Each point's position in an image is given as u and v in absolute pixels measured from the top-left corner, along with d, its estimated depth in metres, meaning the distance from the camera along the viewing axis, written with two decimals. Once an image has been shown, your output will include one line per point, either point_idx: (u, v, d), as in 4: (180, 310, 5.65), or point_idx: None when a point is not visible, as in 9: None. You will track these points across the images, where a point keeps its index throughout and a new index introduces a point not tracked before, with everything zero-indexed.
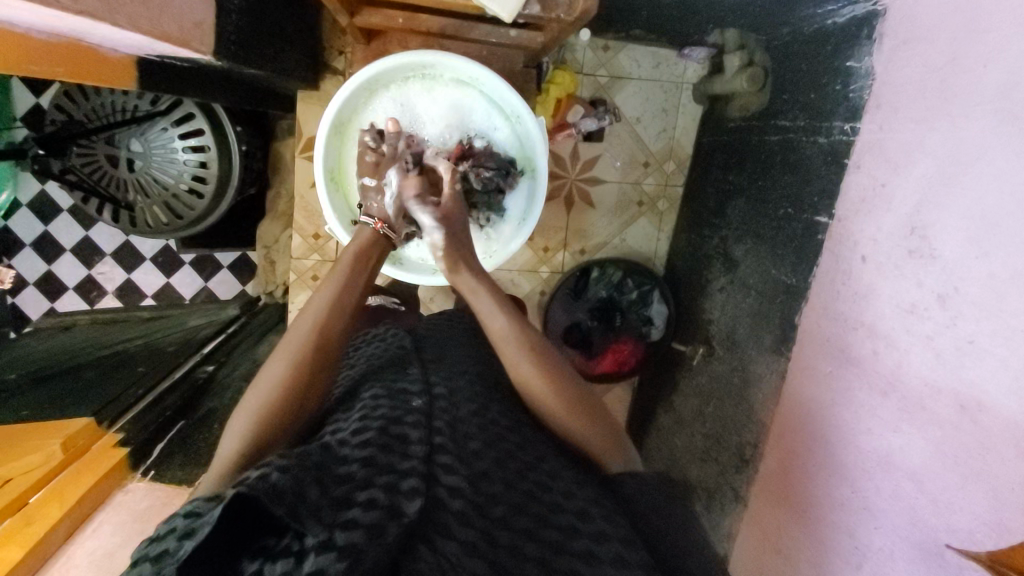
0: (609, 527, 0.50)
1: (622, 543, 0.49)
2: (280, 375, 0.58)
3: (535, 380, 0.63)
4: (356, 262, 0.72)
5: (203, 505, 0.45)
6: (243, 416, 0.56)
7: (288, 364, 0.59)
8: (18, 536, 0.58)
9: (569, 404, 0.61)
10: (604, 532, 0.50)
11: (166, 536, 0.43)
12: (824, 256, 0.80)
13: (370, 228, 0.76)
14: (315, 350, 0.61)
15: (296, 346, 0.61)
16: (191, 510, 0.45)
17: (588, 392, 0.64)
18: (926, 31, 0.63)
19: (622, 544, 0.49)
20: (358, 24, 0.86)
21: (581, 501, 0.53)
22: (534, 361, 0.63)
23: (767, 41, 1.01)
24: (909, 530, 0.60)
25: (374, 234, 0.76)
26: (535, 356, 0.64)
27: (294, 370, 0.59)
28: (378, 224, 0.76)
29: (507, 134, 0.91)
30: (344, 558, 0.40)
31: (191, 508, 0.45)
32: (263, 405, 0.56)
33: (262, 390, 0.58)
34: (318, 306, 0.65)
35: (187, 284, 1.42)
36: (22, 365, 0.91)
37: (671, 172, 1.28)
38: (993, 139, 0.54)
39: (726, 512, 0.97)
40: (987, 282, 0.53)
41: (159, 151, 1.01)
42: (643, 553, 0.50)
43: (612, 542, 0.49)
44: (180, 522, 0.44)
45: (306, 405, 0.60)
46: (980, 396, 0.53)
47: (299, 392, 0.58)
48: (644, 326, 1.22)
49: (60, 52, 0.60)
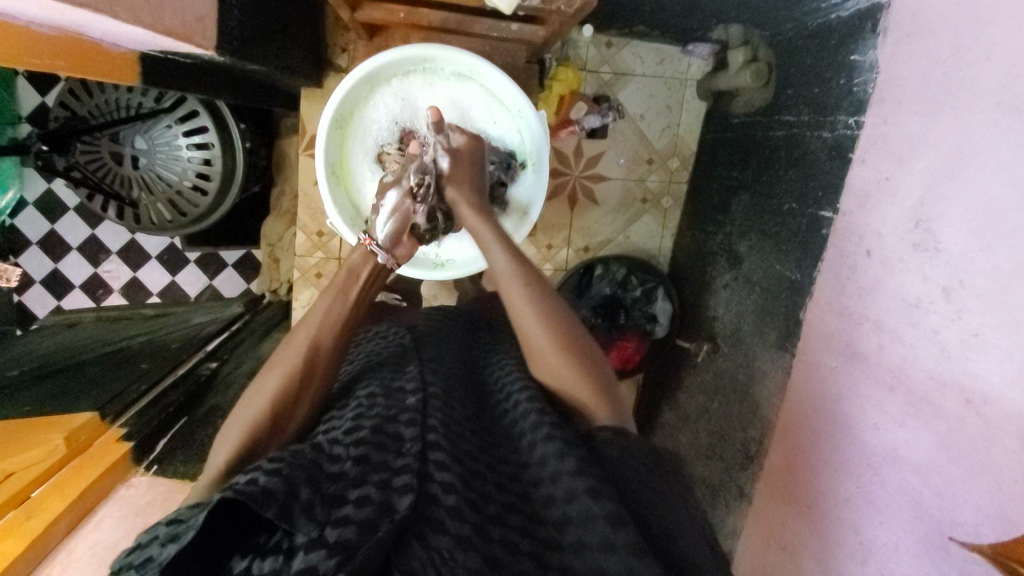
0: (596, 503, 0.47)
1: (610, 521, 0.45)
2: (275, 384, 0.58)
3: (553, 349, 0.64)
4: (347, 279, 0.71)
5: (185, 513, 0.45)
6: (236, 423, 0.57)
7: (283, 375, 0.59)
8: (19, 530, 0.59)
9: (573, 364, 0.63)
10: (590, 511, 0.47)
11: (150, 544, 0.43)
12: (829, 251, 0.79)
13: (359, 248, 0.75)
14: (306, 360, 0.61)
15: (289, 356, 0.61)
16: (175, 518, 0.45)
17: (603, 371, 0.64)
18: (930, 23, 0.63)
19: (609, 522, 0.45)
20: (359, 18, 0.86)
21: (568, 479, 0.49)
22: (555, 337, 0.64)
23: (772, 36, 1.00)
24: (914, 525, 0.59)
25: (363, 253, 0.75)
26: (551, 331, 0.65)
27: (286, 382, 0.59)
28: (366, 241, 0.76)
29: (508, 128, 0.91)
30: (334, 554, 0.40)
31: (174, 516, 0.45)
32: (255, 414, 0.56)
33: (256, 401, 0.58)
34: (313, 321, 0.65)
35: (193, 282, 1.43)
36: (27, 362, 0.92)
37: (675, 169, 1.27)
38: (998, 130, 0.53)
39: (731, 509, 0.96)
40: (992, 275, 0.53)
41: (164, 148, 1.01)
42: (634, 530, 0.45)
43: (598, 524, 0.46)
44: (164, 529, 0.44)
45: (299, 410, 0.59)
46: (985, 390, 0.52)
47: (290, 397, 0.58)
48: (648, 323, 1.21)
49: (61, 45, 0.60)
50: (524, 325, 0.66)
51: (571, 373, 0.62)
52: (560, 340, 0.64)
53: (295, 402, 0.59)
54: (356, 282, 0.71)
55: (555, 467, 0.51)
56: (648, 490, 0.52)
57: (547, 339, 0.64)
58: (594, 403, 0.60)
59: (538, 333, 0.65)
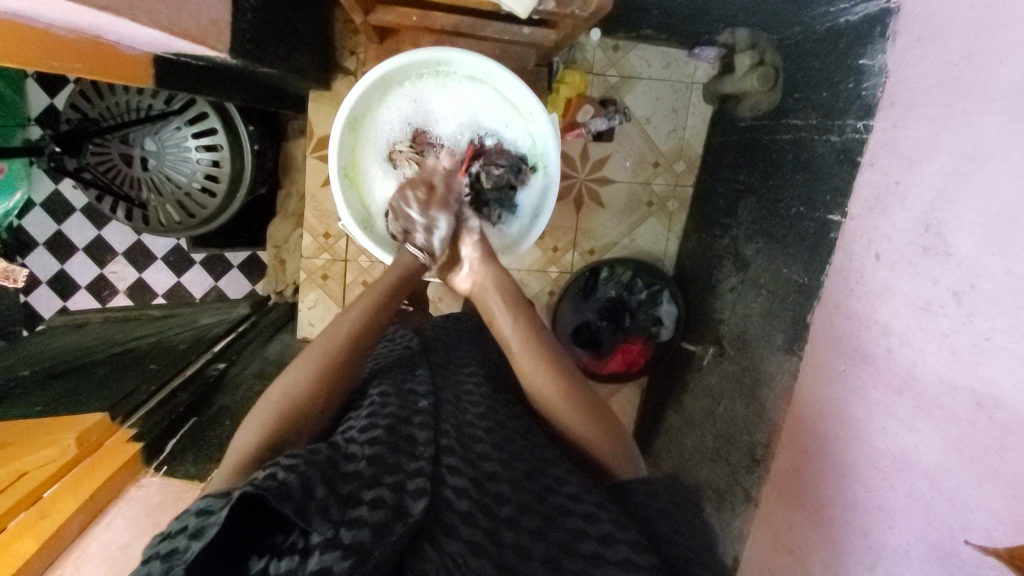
0: (616, 529, 0.49)
1: (630, 545, 0.48)
2: (303, 377, 0.60)
3: (556, 399, 0.64)
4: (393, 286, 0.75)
5: (215, 504, 0.45)
6: (262, 413, 0.57)
7: (310, 372, 0.61)
8: (31, 529, 0.59)
9: (562, 391, 0.65)
10: (611, 534, 0.49)
11: (178, 535, 0.43)
12: (837, 255, 0.79)
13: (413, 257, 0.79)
14: (337, 359, 0.63)
15: (318, 357, 0.62)
16: (203, 508, 0.45)
17: (593, 395, 0.66)
18: (941, 28, 0.63)
19: (631, 547, 0.48)
20: (372, 22, 0.87)
21: (589, 505, 0.52)
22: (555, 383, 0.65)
23: (779, 41, 1.01)
24: (923, 530, 0.60)
25: (414, 261, 0.79)
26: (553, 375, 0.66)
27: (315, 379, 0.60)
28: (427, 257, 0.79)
29: (519, 131, 0.91)
30: (348, 556, 0.41)
31: (204, 506, 0.45)
32: (284, 408, 0.57)
33: (283, 392, 0.59)
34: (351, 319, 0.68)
35: (199, 283, 1.43)
36: (36, 361, 0.92)
37: (681, 172, 1.27)
38: (1009, 137, 0.54)
39: (736, 512, 0.96)
40: (1004, 279, 0.53)
41: (173, 150, 1.02)
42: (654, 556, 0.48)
43: (620, 545, 0.48)
44: (192, 520, 0.44)
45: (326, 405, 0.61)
46: (998, 394, 0.53)
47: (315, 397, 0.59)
48: (653, 326, 1.22)
49: (78, 47, 0.61)
50: (516, 354, 0.69)
51: (565, 404, 0.64)
52: (558, 376, 0.66)
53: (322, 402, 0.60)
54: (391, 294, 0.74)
55: (576, 491, 0.54)
56: (667, 520, 0.55)
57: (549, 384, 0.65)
58: (591, 433, 0.63)
59: (532, 363, 0.67)
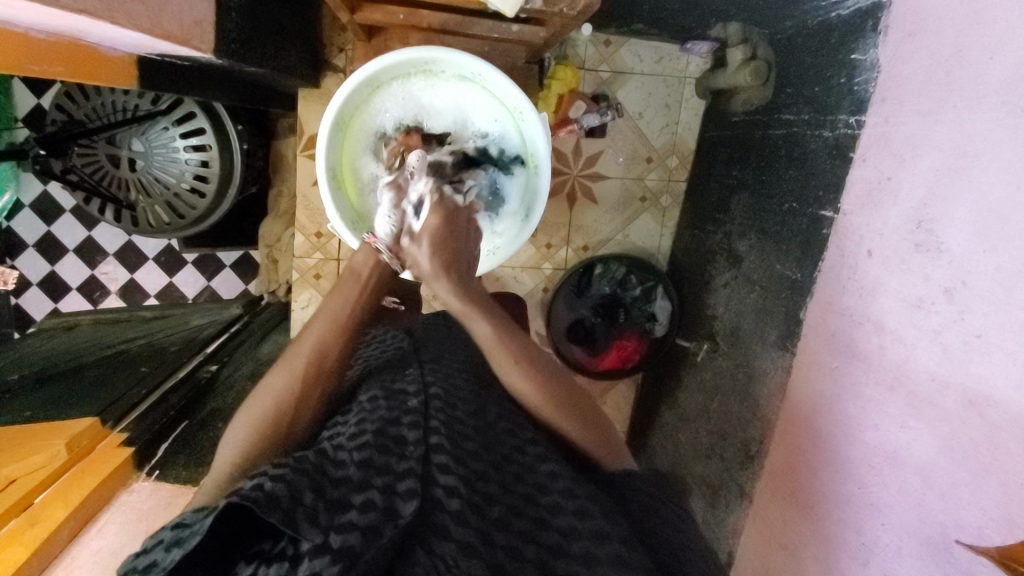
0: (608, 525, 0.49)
1: (622, 543, 0.48)
2: (279, 386, 0.60)
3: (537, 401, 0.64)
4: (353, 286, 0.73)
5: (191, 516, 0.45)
6: (243, 424, 0.58)
7: (287, 377, 0.61)
8: (21, 539, 0.59)
9: (551, 399, 0.64)
10: (603, 531, 0.49)
11: (154, 548, 0.43)
12: (830, 251, 0.79)
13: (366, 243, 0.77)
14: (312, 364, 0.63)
15: (294, 361, 0.62)
16: (179, 522, 0.45)
17: (586, 401, 0.66)
18: (933, 22, 0.63)
19: (622, 543, 0.48)
20: (359, 20, 0.86)
21: (580, 499, 0.52)
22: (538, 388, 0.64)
23: (770, 35, 1.00)
24: (916, 526, 0.60)
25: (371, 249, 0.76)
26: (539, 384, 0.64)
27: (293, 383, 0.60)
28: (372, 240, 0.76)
29: (509, 130, 0.91)
30: (338, 561, 0.40)
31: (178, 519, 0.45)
32: (263, 414, 0.58)
33: (261, 399, 0.59)
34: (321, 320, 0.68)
35: (191, 283, 1.42)
36: (28, 365, 0.92)
37: (674, 167, 1.27)
38: (999, 132, 0.53)
39: (731, 509, 0.96)
40: (995, 276, 0.53)
41: (160, 151, 1.01)
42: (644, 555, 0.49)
43: (612, 543, 0.48)
44: (168, 533, 0.44)
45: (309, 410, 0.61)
46: (989, 391, 0.53)
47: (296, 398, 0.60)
48: (648, 322, 1.21)
49: (58, 50, 0.60)
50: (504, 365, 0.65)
51: (560, 419, 0.63)
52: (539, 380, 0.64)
53: (300, 405, 0.60)
54: (358, 282, 0.73)
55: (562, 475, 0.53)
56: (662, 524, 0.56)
57: (532, 388, 0.64)
58: (575, 430, 0.63)
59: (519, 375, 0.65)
